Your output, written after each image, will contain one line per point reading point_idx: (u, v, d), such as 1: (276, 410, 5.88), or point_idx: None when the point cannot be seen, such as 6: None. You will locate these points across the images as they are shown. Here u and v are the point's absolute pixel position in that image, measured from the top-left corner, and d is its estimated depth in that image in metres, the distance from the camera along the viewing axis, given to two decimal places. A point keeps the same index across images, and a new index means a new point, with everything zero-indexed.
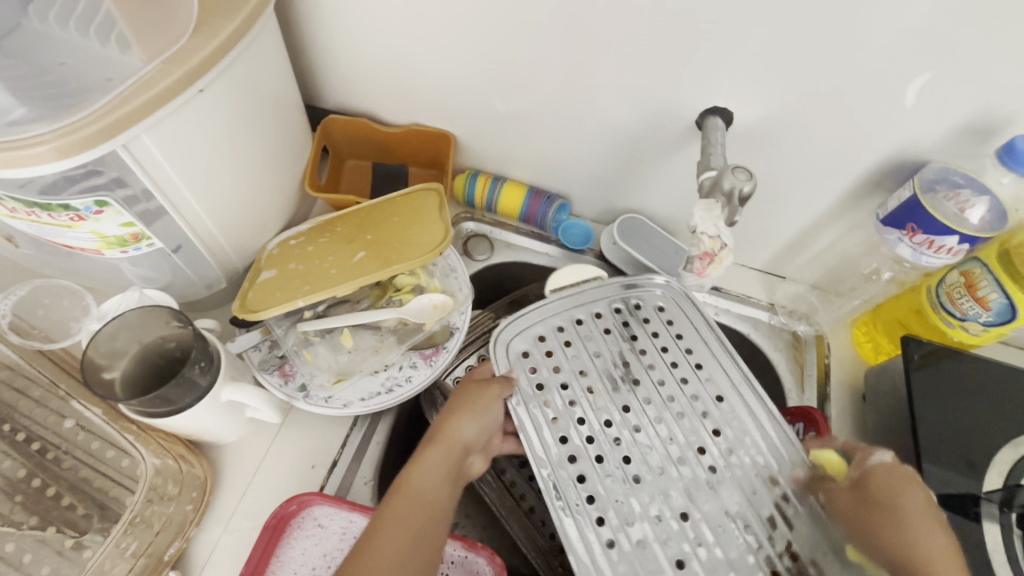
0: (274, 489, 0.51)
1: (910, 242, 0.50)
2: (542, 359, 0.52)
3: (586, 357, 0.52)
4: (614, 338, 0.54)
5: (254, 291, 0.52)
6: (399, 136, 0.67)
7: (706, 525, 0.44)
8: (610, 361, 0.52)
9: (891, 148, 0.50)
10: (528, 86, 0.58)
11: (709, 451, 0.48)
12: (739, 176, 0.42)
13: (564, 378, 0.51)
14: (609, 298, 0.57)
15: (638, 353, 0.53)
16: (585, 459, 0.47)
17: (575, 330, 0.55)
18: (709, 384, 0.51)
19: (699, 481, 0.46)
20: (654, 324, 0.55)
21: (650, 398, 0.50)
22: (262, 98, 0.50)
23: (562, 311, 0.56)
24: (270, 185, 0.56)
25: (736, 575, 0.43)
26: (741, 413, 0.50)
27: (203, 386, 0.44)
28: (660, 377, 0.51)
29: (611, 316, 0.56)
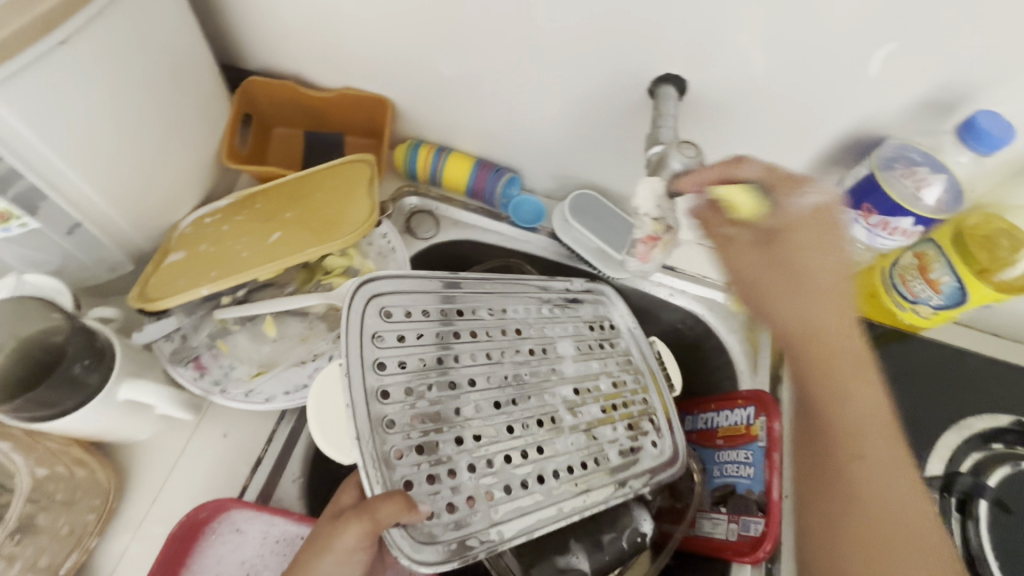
0: (190, 490, 0.47)
1: (865, 223, 0.48)
2: (419, 470, 0.41)
3: (403, 413, 0.43)
4: (410, 359, 0.45)
5: (157, 276, 0.46)
6: (331, 101, 0.61)
7: (586, 378, 0.53)
8: (420, 368, 0.45)
9: (851, 122, 0.47)
10: (467, 48, 0.52)
11: (534, 344, 0.52)
12: (685, 152, 0.38)
13: (429, 440, 0.43)
14: (365, 351, 0.43)
15: (421, 331, 0.47)
16: (539, 466, 0.46)
17: (393, 399, 0.43)
18: (453, 298, 0.50)
19: (558, 364, 0.52)
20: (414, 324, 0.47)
21: (474, 353, 0.48)
22: (152, 55, 0.44)
23: (366, 397, 0.41)
24: (176, 157, 0.50)
25: (624, 392, 0.55)
26: (500, 298, 0.53)
27: (92, 385, 0.40)
28: (449, 337, 0.48)
29: (378, 345, 0.44)
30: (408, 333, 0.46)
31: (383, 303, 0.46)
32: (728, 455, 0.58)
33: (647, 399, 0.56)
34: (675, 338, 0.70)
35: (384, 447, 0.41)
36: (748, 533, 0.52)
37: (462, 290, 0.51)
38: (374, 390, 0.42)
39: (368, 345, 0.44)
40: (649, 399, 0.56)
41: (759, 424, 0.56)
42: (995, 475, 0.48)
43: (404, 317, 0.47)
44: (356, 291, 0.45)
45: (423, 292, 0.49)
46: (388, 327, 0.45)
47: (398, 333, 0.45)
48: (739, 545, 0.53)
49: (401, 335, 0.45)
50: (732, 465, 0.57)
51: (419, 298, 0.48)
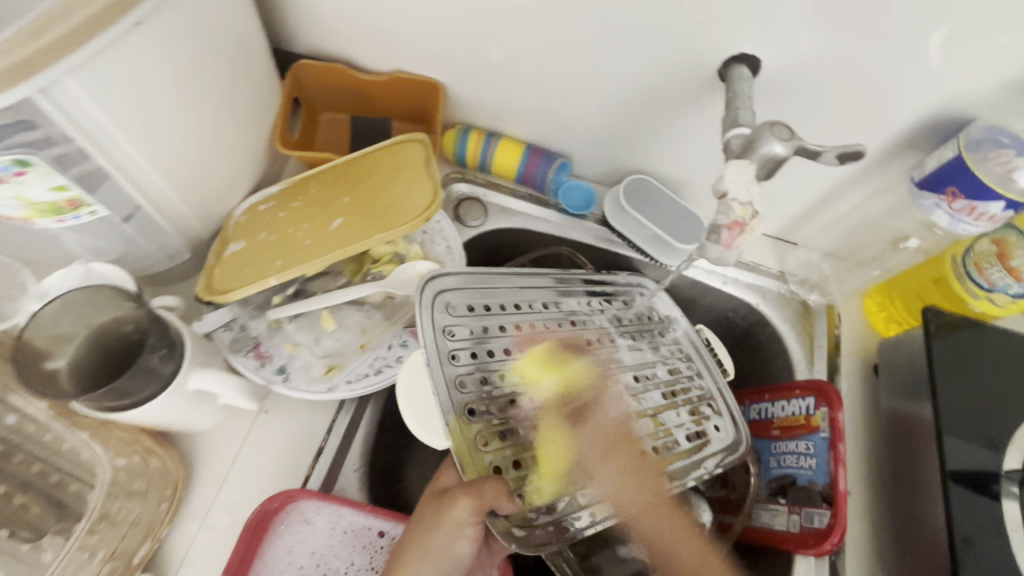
0: (254, 480, 0.47)
1: (948, 208, 0.45)
2: (502, 459, 0.41)
3: (481, 405, 0.42)
4: (479, 351, 0.44)
5: (220, 267, 0.45)
6: (380, 85, 0.60)
7: (647, 364, 0.52)
8: (490, 360, 0.44)
9: (935, 102, 0.45)
10: (528, 28, 0.50)
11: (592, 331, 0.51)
12: (778, 133, 0.36)
13: (508, 429, 0.43)
14: (438, 344, 0.43)
15: (486, 324, 0.46)
16: (612, 452, 0.46)
17: (469, 391, 0.42)
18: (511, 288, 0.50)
19: (619, 351, 0.51)
20: (479, 316, 0.46)
21: (539, 343, 0.48)
22: (214, 36, 0.43)
23: (445, 390, 0.41)
24: (232, 143, 0.49)
25: (685, 376, 0.54)
26: (554, 288, 0.53)
27: (166, 375, 0.40)
28: (513, 328, 0.47)
29: (449, 337, 0.43)
30: (475, 326, 0.46)
31: (446, 296, 0.46)
32: (785, 445, 0.57)
33: (707, 382, 0.55)
34: (725, 327, 0.69)
35: (468, 439, 0.40)
36: (812, 525, 0.51)
37: (517, 282, 0.51)
38: (450, 382, 0.42)
39: (439, 338, 0.43)
40: (708, 382, 0.55)
41: (821, 414, 0.55)
42: None
43: (470, 309, 0.46)
44: (420, 287, 0.45)
45: (484, 285, 0.48)
46: (454, 320, 0.45)
47: (467, 326, 0.45)
48: (803, 536, 0.52)
49: (468, 327, 0.45)
50: (790, 456, 0.56)
51: (479, 291, 0.48)
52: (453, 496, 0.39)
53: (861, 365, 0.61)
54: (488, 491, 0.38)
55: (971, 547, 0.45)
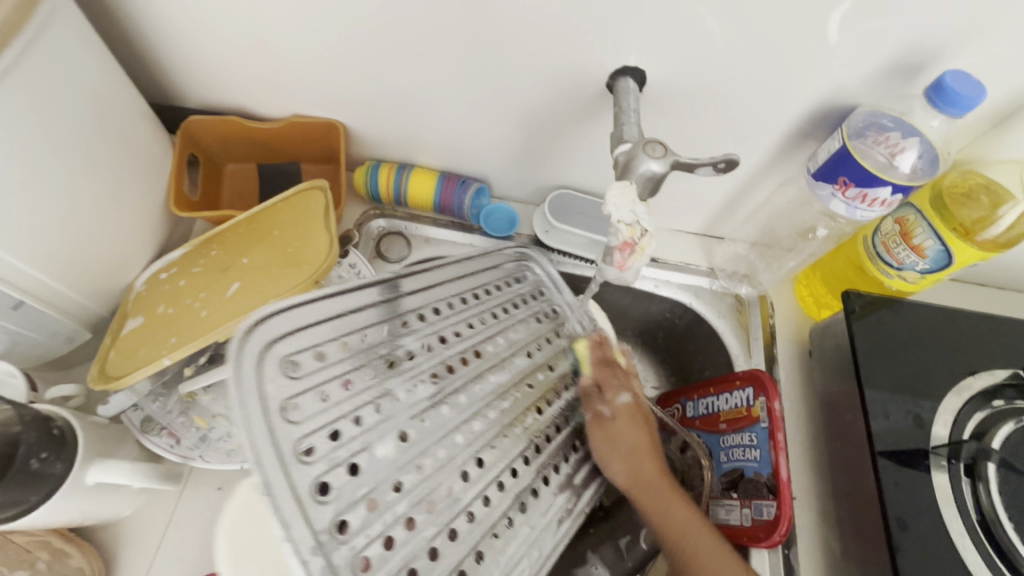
0: (181, 561, 0.45)
1: (843, 197, 0.46)
2: (386, 554, 0.33)
3: (354, 506, 0.32)
4: (342, 423, 0.35)
5: (116, 349, 0.43)
6: (280, 132, 0.58)
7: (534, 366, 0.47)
8: (352, 426, 0.35)
9: (817, 93, 0.46)
10: (414, 60, 0.50)
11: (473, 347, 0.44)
12: (653, 152, 0.36)
13: (400, 521, 0.34)
14: (276, 438, 0.31)
15: (339, 377, 0.36)
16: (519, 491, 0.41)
17: (334, 491, 0.32)
18: (363, 322, 0.39)
19: (509, 363, 0.45)
20: (338, 368, 0.36)
21: (419, 379, 0.39)
22: (73, 112, 0.41)
23: (297, 506, 0.30)
24: (118, 215, 0.47)
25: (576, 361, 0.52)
26: (425, 297, 0.44)
27: (58, 475, 0.37)
28: (377, 368, 0.38)
29: (288, 421, 0.32)
30: (328, 387, 0.35)
31: (286, 353, 0.35)
32: (732, 438, 0.57)
33: None
34: (666, 328, 0.69)
35: (345, 562, 0.31)
36: (761, 518, 0.51)
37: (377, 299, 0.41)
38: (307, 487, 0.31)
39: (275, 425, 0.32)
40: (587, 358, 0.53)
41: (760, 404, 0.55)
42: (1000, 435, 0.48)
43: (316, 365, 0.35)
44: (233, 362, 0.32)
45: (337, 325, 0.38)
46: (297, 390, 0.34)
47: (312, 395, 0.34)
48: (755, 530, 0.52)
49: (324, 393, 0.35)
50: (738, 448, 0.56)
51: (329, 334, 0.37)
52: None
53: (797, 352, 0.61)
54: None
55: (905, 529, 0.45)
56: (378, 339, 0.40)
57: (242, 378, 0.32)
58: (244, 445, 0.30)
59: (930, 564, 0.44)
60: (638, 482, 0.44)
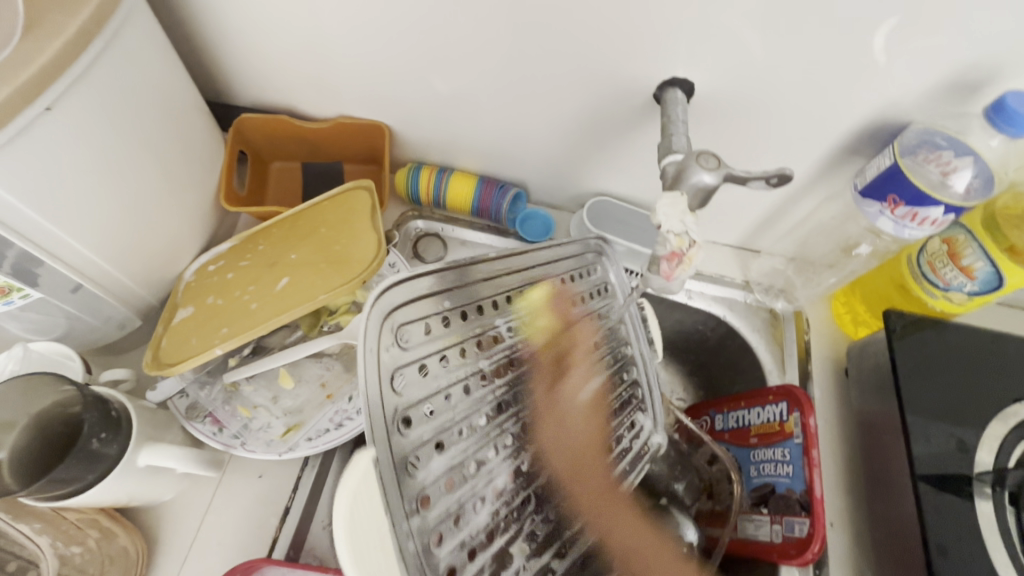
0: (219, 546, 0.46)
1: (892, 215, 0.46)
2: (454, 531, 0.34)
3: (435, 482, 0.33)
4: (437, 399, 0.35)
5: (168, 337, 0.45)
6: (327, 132, 0.60)
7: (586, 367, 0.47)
8: (440, 406, 0.35)
9: (869, 110, 0.45)
10: (464, 65, 0.51)
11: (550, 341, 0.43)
12: (706, 164, 0.36)
13: (460, 504, 0.35)
14: (383, 402, 0.31)
15: (435, 351, 0.35)
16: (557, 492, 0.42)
17: (422, 464, 0.33)
18: (465, 297, 0.38)
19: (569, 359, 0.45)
20: (439, 340, 0.36)
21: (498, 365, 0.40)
22: (144, 109, 0.43)
23: (399, 474, 0.31)
24: (173, 208, 0.48)
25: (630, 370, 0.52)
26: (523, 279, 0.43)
27: (113, 455, 0.39)
28: (466, 351, 0.37)
29: (392, 393, 0.32)
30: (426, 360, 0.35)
31: (400, 317, 0.34)
32: (763, 453, 0.56)
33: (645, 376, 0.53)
34: (698, 340, 0.68)
35: (421, 533, 0.31)
36: (793, 535, 0.51)
37: (481, 277, 0.39)
38: (402, 457, 0.31)
39: (384, 393, 0.31)
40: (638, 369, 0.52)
41: (794, 420, 0.54)
42: None
43: (422, 338, 0.35)
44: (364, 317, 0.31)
45: (438, 301, 0.36)
46: (406, 360, 0.33)
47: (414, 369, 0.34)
48: (785, 546, 0.51)
49: (425, 365, 0.35)
50: (769, 464, 0.56)
51: (433, 308, 0.36)
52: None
53: (832, 369, 0.60)
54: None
55: (945, 555, 0.44)
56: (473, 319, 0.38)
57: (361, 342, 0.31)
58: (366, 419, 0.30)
59: None
60: (576, 460, 0.44)
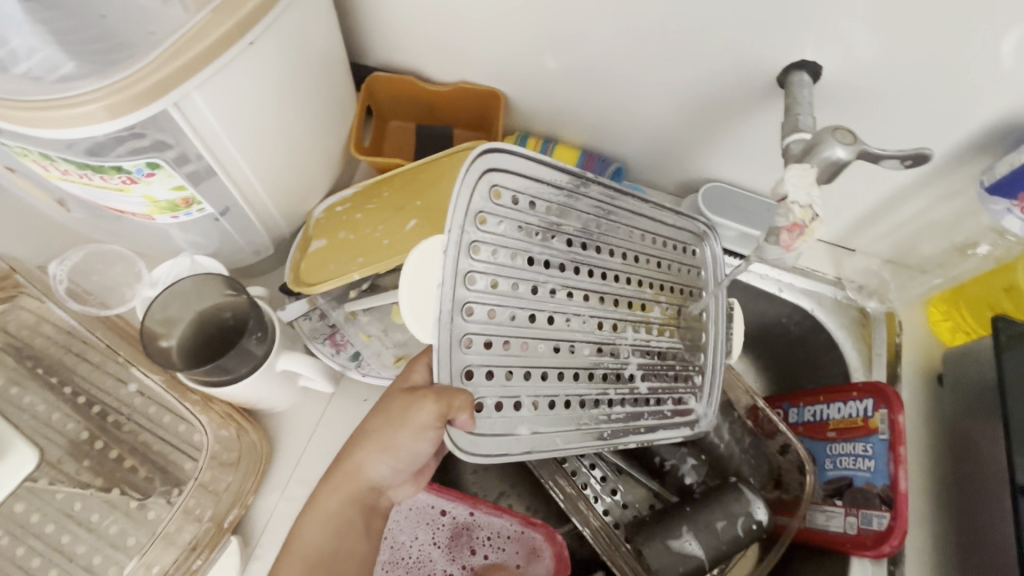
0: (328, 455, 0.51)
1: (1021, 213, 0.45)
2: (481, 369, 0.41)
3: (486, 309, 0.41)
4: (506, 252, 0.42)
5: (305, 262, 0.51)
6: (446, 95, 0.64)
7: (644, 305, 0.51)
8: (511, 265, 0.43)
9: (1009, 103, 0.45)
10: (590, 39, 0.53)
11: (620, 269, 0.49)
12: (840, 137, 0.37)
13: (497, 340, 0.42)
14: (465, 225, 0.40)
15: (526, 224, 0.43)
16: (581, 390, 0.47)
17: (478, 291, 0.41)
18: (565, 199, 0.46)
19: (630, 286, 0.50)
20: (523, 208, 0.43)
21: (558, 254, 0.45)
22: (311, 55, 0.47)
23: (454, 280, 0.39)
24: (315, 149, 0.54)
25: (685, 339, 0.54)
26: (611, 204, 0.49)
27: (259, 356, 0.44)
28: (556, 240, 0.45)
29: (480, 224, 0.41)
30: (510, 222, 0.43)
31: (499, 171, 0.42)
32: (841, 446, 0.56)
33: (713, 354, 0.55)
34: (778, 332, 0.68)
35: (457, 332, 0.40)
36: (870, 527, 0.51)
37: (575, 188, 0.46)
38: (463, 274, 0.40)
39: (471, 224, 0.40)
40: (699, 349, 0.54)
41: (880, 416, 0.54)
42: None
43: (512, 205, 0.43)
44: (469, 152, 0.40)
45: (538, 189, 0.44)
46: (494, 208, 0.42)
47: (499, 220, 0.42)
48: (860, 538, 0.51)
49: (504, 217, 0.42)
50: (847, 457, 0.56)
51: (532, 191, 0.44)
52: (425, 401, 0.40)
53: (924, 375, 0.59)
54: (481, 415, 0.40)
55: None
56: (572, 223, 0.46)
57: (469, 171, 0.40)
58: (446, 217, 0.39)
59: None
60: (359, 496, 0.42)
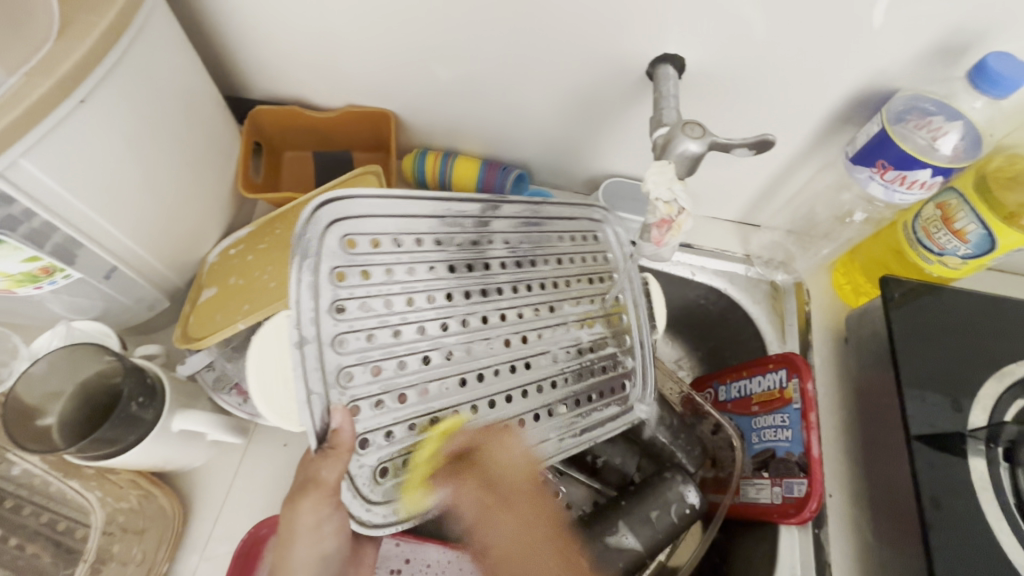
0: (246, 506, 0.50)
1: (882, 180, 0.47)
2: (379, 430, 0.40)
3: (363, 364, 0.40)
4: (374, 302, 0.41)
5: (195, 315, 0.50)
6: (337, 120, 0.62)
7: (557, 312, 0.50)
8: (389, 310, 0.42)
9: (860, 78, 0.46)
10: (464, 51, 0.53)
11: (522, 281, 0.48)
12: (691, 133, 0.38)
13: (388, 395, 0.41)
14: (318, 290, 0.39)
15: (394, 263, 0.43)
16: (507, 413, 0.45)
17: (350, 349, 0.39)
18: (433, 224, 0.45)
19: (534, 297, 0.49)
20: (388, 252, 0.43)
21: (442, 286, 0.44)
22: (167, 101, 0.46)
23: (319, 346, 0.38)
24: (195, 195, 0.52)
25: (608, 328, 0.53)
26: (491, 221, 0.48)
27: (148, 421, 0.42)
28: (436, 270, 0.44)
29: (337, 282, 0.40)
30: (377, 267, 0.42)
31: (343, 224, 0.41)
32: (764, 420, 0.58)
33: (636, 337, 0.54)
34: (699, 314, 0.69)
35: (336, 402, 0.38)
36: (792, 495, 0.52)
37: (440, 216, 0.46)
38: (330, 338, 0.39)
39: (322, 283, 0.39)
40: (620, 335, 0.54)
41: (793, 386, 0.55)
42: None
43: (368, 249, 0.42)
44: (301, 213, 0.39)
45: (400, 223, 0.44)
46: (349, 261, 0.40)
47: (359, 270, 0.41)
48: (785, 507, 0.53)
49: (366, 270, 0.41)
50: (769, 430, 0.57)
51: (392, 228, 0.43)
52: (297, 500, 0.36)
53: (832, 339, 0.62)
54: (344, 437, 0.37)
55: (938, 507, 0.46)
56: (448, 249, 0.45)
57: (308, 232, 0.39)
58: (289, 287, 0.37)
59: (962, 542, 0.45)
60: None
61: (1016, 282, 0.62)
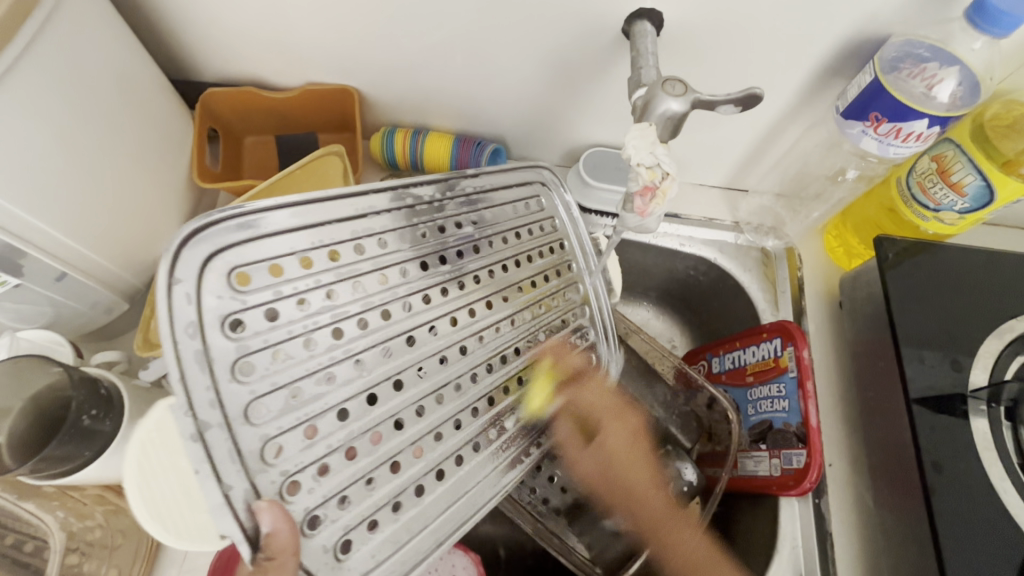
0: None
1: (875, 134, 0.45)
2: (330, 500, 0.33)
3: (290, 426, 0.32)
4: (287, 344, 0.33)
5: (157, 320, 0.47)
6: (296, 101, 0.58)
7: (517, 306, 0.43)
8: (304, 348, 0.34)
9: (849, 26, 0.43)
10: (427, 19, 0.49)
11: (478, 274, 0.42)
12: (672, 90, 0.36)
13: (337, 451, 0.34)
14: (214, 356, 0.30)
15: (306, 290, 0.34)
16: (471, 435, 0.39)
17: (268, 417, 0.32)
18: (368, 226, 0.37)
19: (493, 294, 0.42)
20: (296, 283, 0.34)
21: (385, 303, 0.37)
22: (97, 85, 0.41)
23: (225, 421, 0.30)
24: (145, 188, 0.48)
25: (585, 305, 0.48)
26: (446, 209, 0.41)
27: (107, 432, 0.41)
28: (342, 293, 0.35)
29: (235, 335, 0.31)
30: (286, 301, 0.34)
31: (229, 260, 0.32)
32: (760, 391, 0.56)
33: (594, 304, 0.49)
34: (689, 286, 0.67)
35: (268, 486, 0.31)
36: (791, 467, 0.51)
37: (347, 217, 0.37)
38: (242, 407, 0.31)
39: (212, 339, 0.31)
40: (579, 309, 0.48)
41: (788, 354, 0.53)
42: None
43: (269, 281, 0.33)
44: (171, 256, 0.30)
45: (314, 236, 0.35)
46: (242, 306, 0.32)
47: (263, 310, 0.33)
48: (784, 479, 0.51)
49: (274, 313, 0.33)
50: (765, 401, 0.55)
51: (299, 244, 0.34)
52: None
53: (826, 304, 0.60)
54: (281, 542, 0.29)
55: (941, 472, 0.44)
56: (380, 251, 0.37)
57: (181, 280, 0.30)
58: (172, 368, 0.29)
59: (967, 505, 0.44)
60: None
61: (1009, 236, 0.60)
